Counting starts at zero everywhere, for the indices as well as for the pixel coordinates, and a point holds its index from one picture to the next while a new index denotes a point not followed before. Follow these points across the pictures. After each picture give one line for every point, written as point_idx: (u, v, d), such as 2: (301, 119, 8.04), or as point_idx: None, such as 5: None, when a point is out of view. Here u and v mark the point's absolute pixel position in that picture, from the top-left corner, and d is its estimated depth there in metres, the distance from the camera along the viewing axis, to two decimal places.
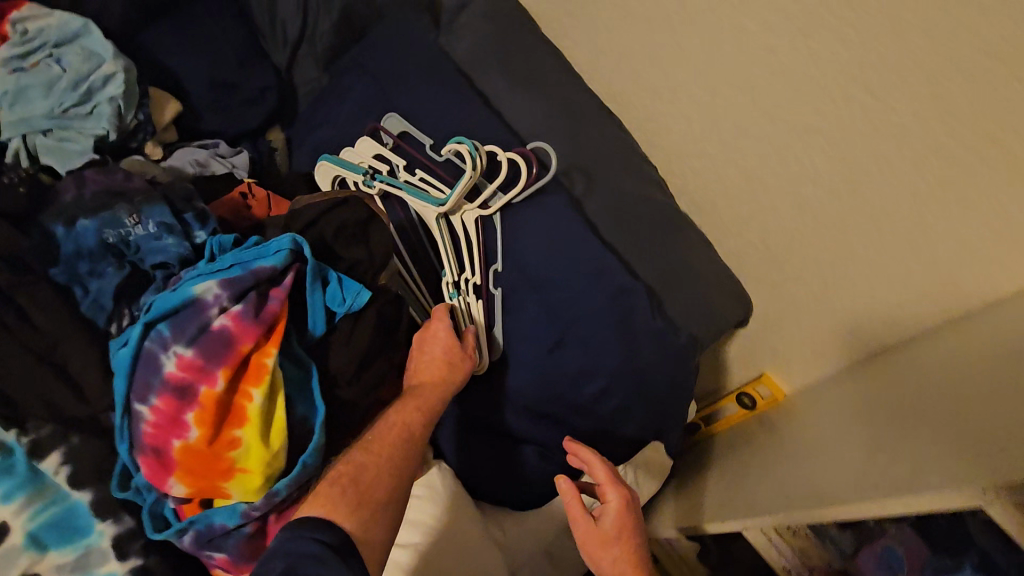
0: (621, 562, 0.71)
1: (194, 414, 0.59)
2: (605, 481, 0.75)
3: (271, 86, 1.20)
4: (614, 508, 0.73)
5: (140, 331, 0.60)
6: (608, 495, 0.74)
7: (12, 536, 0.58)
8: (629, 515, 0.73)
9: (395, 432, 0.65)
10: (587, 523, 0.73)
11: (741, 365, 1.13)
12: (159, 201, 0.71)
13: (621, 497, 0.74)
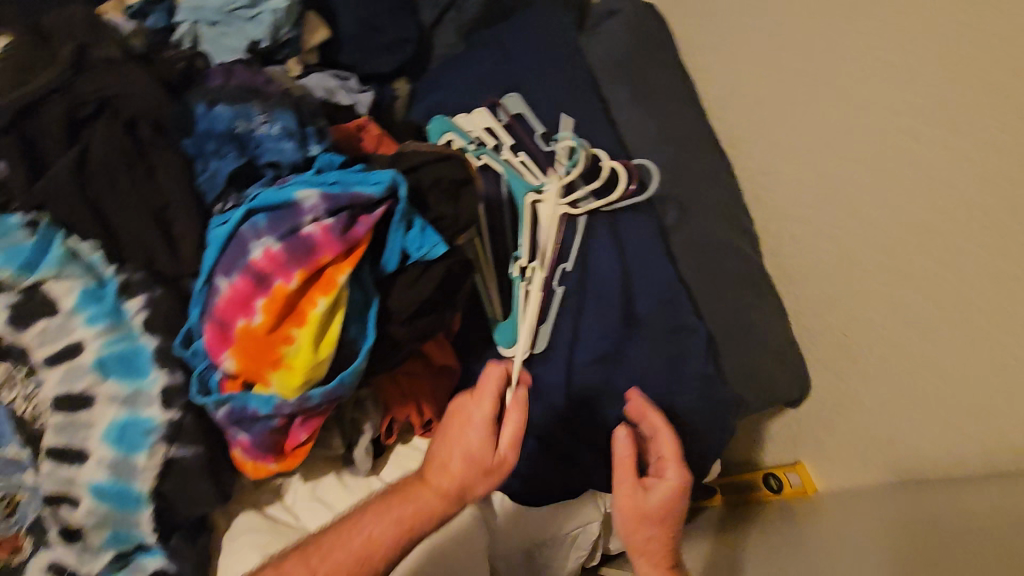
0: (654, 541, 0.77)
1: (263, 302, 0.61)
2: (669, 467, 0.78)
3: (409, 40, 1.27)
4: (668, 490, 0.77)
5: (240, 215, 0.63)
6: (667, 474, 0.78)
7: (86, 356, 0.66)
8: (679, 503, 0.78)
9: (356, 551, 0.68)
10: (634, 494, 0.77)
11: (780, 448, 1.13)
12: (288, 109, 0.76)
13: (678, 482, 0.77)
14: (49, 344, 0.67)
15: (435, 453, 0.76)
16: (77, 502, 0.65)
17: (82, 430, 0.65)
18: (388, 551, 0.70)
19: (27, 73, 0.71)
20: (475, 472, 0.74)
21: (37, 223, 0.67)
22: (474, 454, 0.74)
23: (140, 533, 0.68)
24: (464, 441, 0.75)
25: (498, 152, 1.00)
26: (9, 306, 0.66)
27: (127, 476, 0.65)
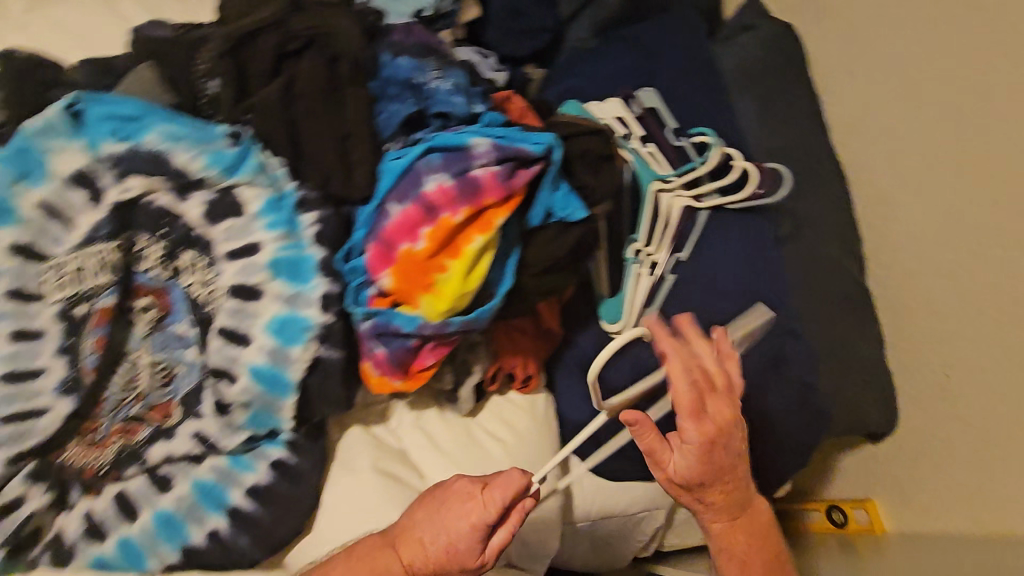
0: (701, 496, 0.81)
1: (428, 230, 0.68)
2: (694, 425, 0.76)
3: (546, 28, 1.33)
4: (692, 442, 0.76)
5: (419, 151, 0.70)
6: (687, 425, 0.76)
7: (262, 255, 0.76)
8: (713, 448, 0.77)
9: None
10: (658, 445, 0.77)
11: (850, 482, 1.18)
12: (459, 69, 0.84)
13: (699, 433, 0.75)
14: (232, 240, 0.76)
15: (423, 528, 0.74)
16: (235, 378, 0.74)
17: (249, 317, 0.74)
18: None
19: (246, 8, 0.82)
20: (455, 565, 0.73)
21: (241, 136, 0.77)
22: (457, 544, 0.73)
23: (280, 418, 0.76)
24: (454, 519, 0.73)
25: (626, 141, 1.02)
26: (207, 201, 0.76)
27: (281, 364, 0.73)
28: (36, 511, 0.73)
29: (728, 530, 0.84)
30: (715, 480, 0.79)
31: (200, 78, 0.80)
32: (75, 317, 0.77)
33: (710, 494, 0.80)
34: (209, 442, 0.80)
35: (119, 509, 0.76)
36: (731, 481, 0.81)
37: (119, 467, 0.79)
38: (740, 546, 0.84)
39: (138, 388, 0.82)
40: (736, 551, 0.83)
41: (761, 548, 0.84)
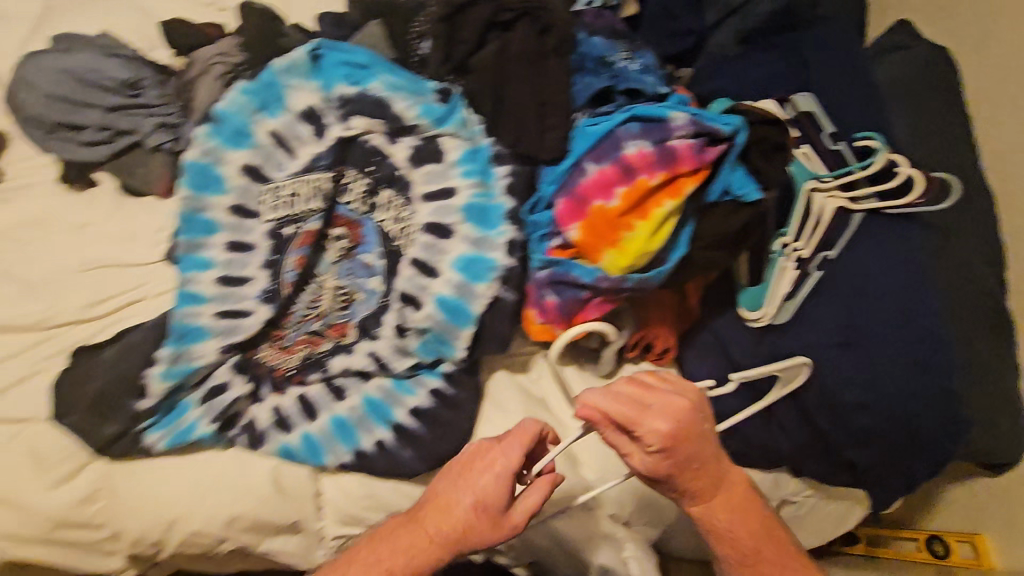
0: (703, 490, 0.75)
1: (623, 190, 0.74)
2: (653, 431, 0.70)
3: (694, 32, 1.36)
4: (660, 435, 0.70)
5: (622, 118, 0.76)
6: (648, 421, 0.70)
7: (458, 199, 0.84)
8: (683, 432, 0.71)
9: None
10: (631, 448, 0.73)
11: (959, 517, 1.19)
12: (647, 53, 0.90)
13: (664, 425, 0.70)
14: (430, 183, 0.85)
15: (448, 496, 0.73)
16: (422, 306, 0.82)
17: (441, 253, 0.82)
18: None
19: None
20: (486, 523, 0.70)
21: (449, 93, 0.85)
22: (476, 523, 0.70)
23: (453, 348, 0.83)
24: (479, 488, 0.71)
25: None
26: (413, 146, 0.85)
27: (467, 299, 0.81)
28: (239, 398, 0.84)
29: (710, 513, 0.78)
30: (684, 470, 0.73)
31: (414, 39, 0.89)
32: (283, 236, 0.89)
33: (682, 485, 0.75)
34: (381, 363, 0.88)
35: (302, 408, 0.86)
36: (703, 468, 0.75)
37: (304, 373, 0.88)
38: (734, 526, 0.78)
39: (320, 308, 0.91)
40: (734, 535, 0.78)
41: (745, 515, 0.79)
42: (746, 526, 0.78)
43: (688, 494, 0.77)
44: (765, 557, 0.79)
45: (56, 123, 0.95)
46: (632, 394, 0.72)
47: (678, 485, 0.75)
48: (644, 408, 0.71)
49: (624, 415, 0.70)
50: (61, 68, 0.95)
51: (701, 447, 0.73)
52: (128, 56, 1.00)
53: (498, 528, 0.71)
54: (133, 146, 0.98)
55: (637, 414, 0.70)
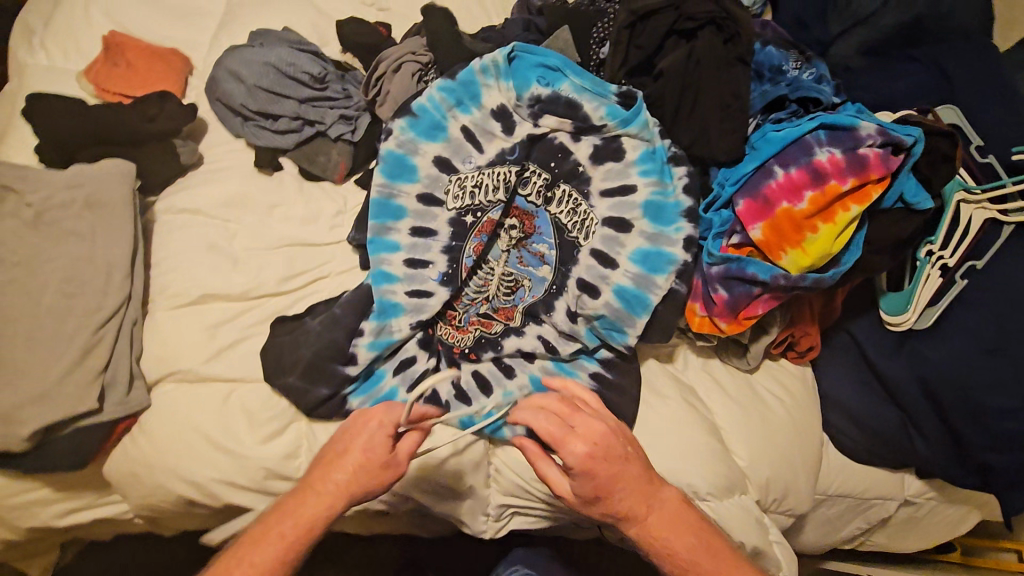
0: (636, 503, 0.76)
1: (812, 194, 0.79)
2: (573, 452, 0.73)
3: (819, 42, 1.32)
4: (580, 458, 0.73)
5: (811, 125, 0.81)
6: (568, 449, 0.74)
7: (638, 195, 0.89)
8: (608, 448, 0.75)
9: (272, 548, 0.71)
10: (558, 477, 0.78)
11: None
12: (821, 61, 0.93)
13: (582, 448, 0.73)
14: (609, 179, 0.91)
15: (336, 446, 0.76)
16: (600, 294, 0.88)
17: (619, 245, 0.89)
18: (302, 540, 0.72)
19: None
20: (377, 467, 0.74)
21: (632, 95, 0.90)
22: (370, 461, 0.74)
23: (626, 334, 0.89)
24: (367, 443, 0.74)
25: None
26: (594, 145, 0.91)
27: (646, 289, 0.87)
28: (426, 371, 0.91)
29: (645, 530, 0.76)
30: (608, 489, 0.74)
31: (594, 44, 0.97)
32: (464, 224, 0.95)
33: (608, 504, 0.75)
34: (549, 346, 0.95)
35: (478, 384, 0.92)
36: (630, 483, 0.75)
37: (478, 350, 0.95)
38: (670, 543, 0.76)
39: (487, 293, 0.97)
40: (674, 553, 0.76)
41: (682, 530, 0.76)
42: (681, 537, 0.76)
43: (618, 513, 0.76)
44: (706, 569, 0.74)
45: (255, 111, 1.03)
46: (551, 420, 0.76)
47: (603, 504, 0.75)
48: (571, 430, 0.75)
49: (551, 437, 0.75)
50: (263, 61, 1.03)
51: (620, 463, 0.75)
52: (315, 51, 1.08)
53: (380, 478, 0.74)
54: (316, 135, 1.07)
55: (556, 436, 0.74)
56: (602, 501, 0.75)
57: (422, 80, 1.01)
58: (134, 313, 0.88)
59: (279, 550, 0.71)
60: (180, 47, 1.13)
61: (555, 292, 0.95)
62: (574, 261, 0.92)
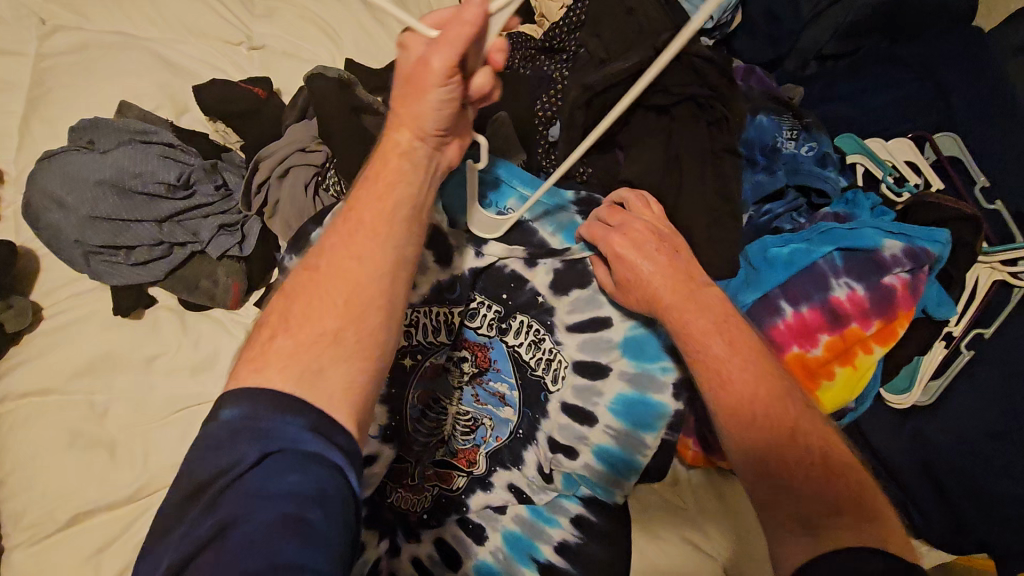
0: (674, 270, 0.62)
1: (829, 339, 0.64)
2: (609, 244, 0.65)
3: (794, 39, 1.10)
4: (618, 239, 0.64)
5: (825, 248, 0.65)
6: (609, 236, 0.65)
7: (614, 331, 0.74)
8: (658, 236, 0.64)
9: (375, 201, 0.54)
10: (616, 260, 0.65)
11: None
12: (823, 131, 0.74)
13: (622, 238, 0.64)
14: (577, 311, 0.76)
15: (397, 100, 0.54)
16: (579, 456, 0.75)
17: (596, 396, 0.74)
18: (404, 208, 0.55)
19: (586, 35, 0.74)
20: (431, 85, 0.51)
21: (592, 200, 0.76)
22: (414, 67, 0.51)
23: (614, 495, 0.75)
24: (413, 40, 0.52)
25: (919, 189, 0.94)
26: (554, 269, 0.76)
27: (635, 450, 0.73)
28: (378, 559, 0.77)
29: (666, 319, 0.61)
30: (643, 271, 0.62)
31: (541, 125, 0.75)
32: (403, 367, 0.79)
33: (644, 291, 0.63)
34: (522, 495, 0.81)
35: (444, 557, 0.78)
36: (670, 270, 0.62)
37: (440, 515, 0.80)
38: (693, 325, 0.59)
39: (442, 434, 0.81)
40: (694, 338, 0.58)
41: (716, 316, 0.59)
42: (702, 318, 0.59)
43: (652, 299, 0.62)
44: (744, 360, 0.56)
45: (98, 246, 0.77)
46: (600, 216, 0.69)
47: (639, 289, 0.63)
48: (613, 227, 0.66)
49: (591, 234, 0.68)
50: (94, 178, 0.75)
51: (676, 252, 0.64)
52: (169, 142, 0.81)
53: (422, 91, 0.52)
54: (191, 257, 0.81)
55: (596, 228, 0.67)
56: (635, 288, 0.64)
57: (321, 190, 0.78)
58: None
59: (389, 189, 0.54)
60: None
61: (524, 438, 0.81)
62: (544, 414, 0.78)
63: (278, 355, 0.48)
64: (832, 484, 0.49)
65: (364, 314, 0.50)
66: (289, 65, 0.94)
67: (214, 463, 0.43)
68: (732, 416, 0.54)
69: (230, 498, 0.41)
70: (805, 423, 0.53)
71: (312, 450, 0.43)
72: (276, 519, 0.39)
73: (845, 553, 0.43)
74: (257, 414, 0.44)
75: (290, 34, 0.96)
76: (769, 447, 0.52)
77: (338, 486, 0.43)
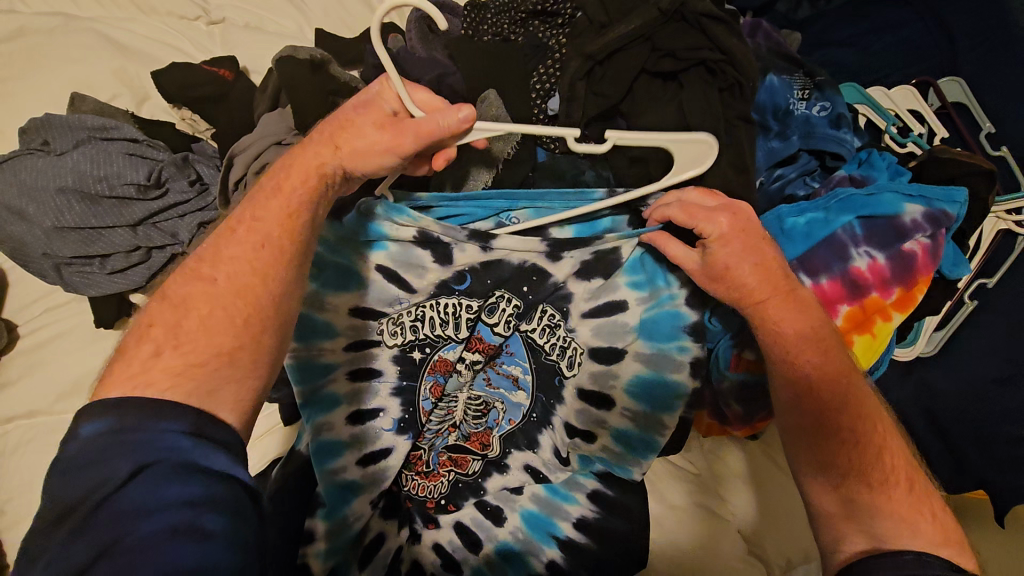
0: (770, 266, 0.61)
1: (848, 310, 0.63)
2: (714, 227, 0.61)
3: None
4: (721, 230, 0.61)
5: (845, 217, 0.63)
6: (715, 223, 0.61)
7: (629, 315, 0.75)
8: (754, 228, 0.62)
9: (270, 228, 0.54)
10: (718, 248, 0.61)
11: None
12: (835, 91, 0.71)
13: (730, 222, 0.61)
14: (593, 298, 0.75)
15: (344, 122, 0.56)
16: (596, 439, 0.79)
17: (612, 379, 0.76)
18: (296, 243, 0.54)
19: None
20: (386, 137, 0.55)
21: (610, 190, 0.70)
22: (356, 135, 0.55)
23: (631, 472, 0.79)
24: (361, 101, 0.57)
25: (922, 140, 0.89)
26: (580, 261, 0.73)
27: (653, 430, 0.76)
28: (400, 547, 0.76)
29: (762, 316, 0.61)
30: (743, 263, 0.61)
31: (537, 97, 0.69)
32: (412, 361, 0.76)
33: (737, 286, 0.61)
34: (538, 475, 0.80)
35: (465, 540, 0.78)
36: (768, 260, 0.61)
37: (457, 499, 0.79)
38: (785, 324, 0.61)
39: (454, 419, 0.79)
40: (787, 334, 0.60)
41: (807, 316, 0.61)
42: (799, 320, 0.60)
43: (746, 292, 0.61)
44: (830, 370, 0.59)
45: (69, 257, 0.71)
46: (687, 201, 0.64)
47: (732, 283, 0.62)
48: (711, 212, 0.61)
49: (685, 217, 0.63)
50: (55, 186, 0.69)
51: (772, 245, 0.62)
52: (133, 137, 0.74)
53: (364, 129, 0.55)
54: (171, 261, 0.75)
55: (694, 211, 0.61)
56: (728, 280, 0.62)
57: None
58: None
59: (286, 206, 0.54)
60: None
61: (538, 422, 0.80)
62: (559, 399, 0.79)
63: (163, 372, 0.47)
64: (910, 499, 0.55)
65: (251, 327, 0.51)
66: (255, 41, 0.86)
67: (82, 483, 0.41)
68: (817, 424, 0.58)
69: (100, 521, 0.39)
70: (883, 434, 0.58)
71: (188, 457, 0.42)
72: (166, 532, 0.39)
73: (909, 556, 0.50)
74: (124, 429, 0.43)
75: (255, 9, 0.89)
76: (853, 460, 0.56)
77: (227, 491, 0.43)
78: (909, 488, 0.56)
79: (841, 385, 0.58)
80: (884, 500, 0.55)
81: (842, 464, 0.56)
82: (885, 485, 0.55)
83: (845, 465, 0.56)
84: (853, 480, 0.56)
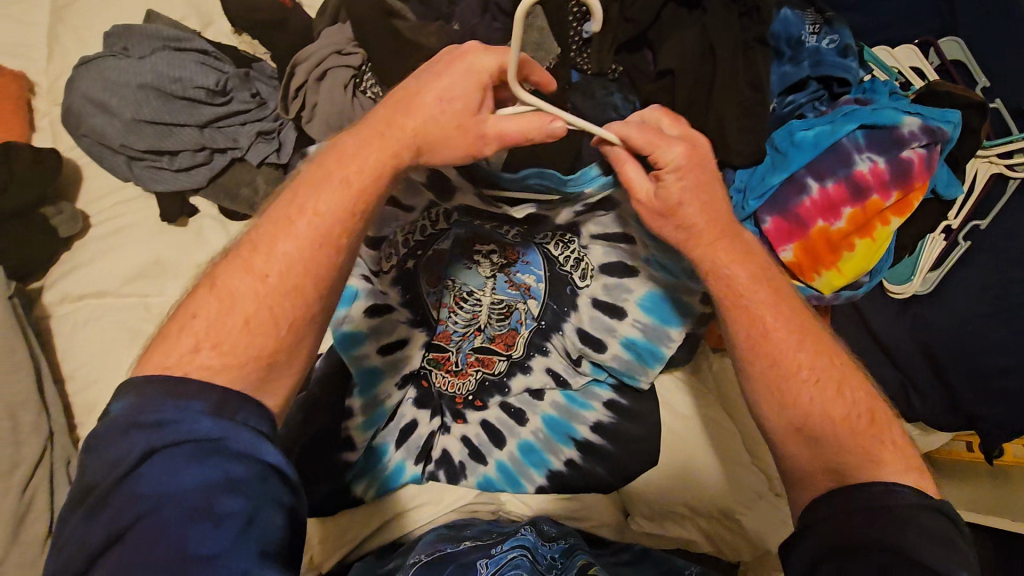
0: (712, 211, 0.60)
1: (853, 210, 0.70)
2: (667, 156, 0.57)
3: None
4: (676, 161, 0.57)
5: (849, 127, 0.70)
6: (671, 147, 0.57)
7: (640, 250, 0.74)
8: (706, 163, 0.59)
9: (331, 227, 0.52)
10: (670, 180, 0.57)
11: None
12: (845, 24, 0.77)
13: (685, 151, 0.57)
14: (605, 229, 0.73)
15: (415, 108, 0.53)
16: (607, 348, 0.82)
17: (625, 294, 0.79)
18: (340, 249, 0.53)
19: None
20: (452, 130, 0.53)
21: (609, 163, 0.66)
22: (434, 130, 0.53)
23: (637, 381, 0.85)
24: (452, 84, 0.52)
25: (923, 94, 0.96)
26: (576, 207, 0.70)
27: (658, 342, 0.80)
28: (433, 432, 0.85)
29: (709, 263, 0.61)
30: (693, 198, 0.59)
31: (575, 20, 0.76)
32: (409, 270, 0.80)
33: (684, 224, 0.60)
34: (559, 378, 0.87)
35: (489, 435, 0.86)
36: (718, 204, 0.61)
37: (484, 395, 0.86)
38: (735, 269, 0.61)
39: (478, 323, 0.85)
40: (732, 276, 0.61)
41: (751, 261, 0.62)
42: (744, 266, 0.61)
43: (690, 231, 0.60)
44: (778, 318, 0.59)
45: (142, 150, 0.79)
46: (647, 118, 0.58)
47: (679, 221, 0.60)
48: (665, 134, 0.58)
49: (644, 139, 0.57)
50: (136, 82, 0.77)
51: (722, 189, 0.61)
52: (203, 49, 0.82)
53: (437, 121, 0.53)
54: (231, 164, 0.82)
55: (656, 134, 0.56)
56: (677, 215, 0.59)
57: (360, 91, 0.79)
58: (62, 448, 0.72)
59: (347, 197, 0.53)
60: (12, 61, 0.86)
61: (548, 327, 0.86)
62: (572, 307, 0.83)
63: (199, 368, 0.47)
64: (875, 434, 0.55)
65: (295, 331, 0.51)
66: None
67: (102, 462, 0.43)
68: (772, 364, 0.58)
69: (117, 500, 0.42)
70: (843, 369, 0.59)
71: (214, 438, 0.44)
72: (184, 515, 0.41)
73: (880, 486, 0.51)
74: (144, 406, 0.45)
75: None
76: (819, 397, 0.57)
77: (247, 466, 0.44)
78: (872, 420, 0.57)
79: (792, 335, 0.59)
80: (848, 434, 0.55)
81: (813, 404, 0.57)
82: (852, 423, 0.56)
83: (806, 402, 0.57)
84: (818, 416, 0.56)
